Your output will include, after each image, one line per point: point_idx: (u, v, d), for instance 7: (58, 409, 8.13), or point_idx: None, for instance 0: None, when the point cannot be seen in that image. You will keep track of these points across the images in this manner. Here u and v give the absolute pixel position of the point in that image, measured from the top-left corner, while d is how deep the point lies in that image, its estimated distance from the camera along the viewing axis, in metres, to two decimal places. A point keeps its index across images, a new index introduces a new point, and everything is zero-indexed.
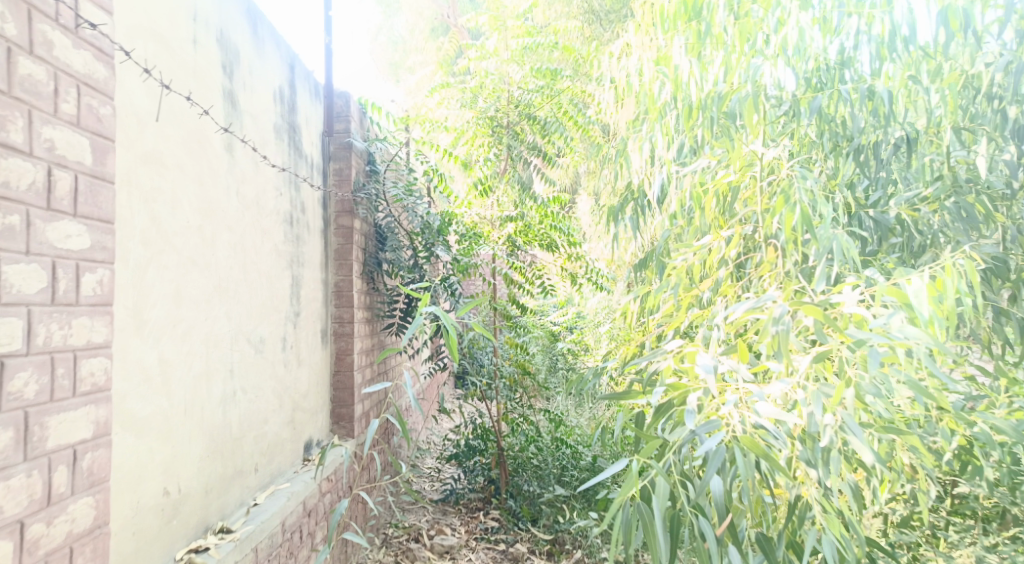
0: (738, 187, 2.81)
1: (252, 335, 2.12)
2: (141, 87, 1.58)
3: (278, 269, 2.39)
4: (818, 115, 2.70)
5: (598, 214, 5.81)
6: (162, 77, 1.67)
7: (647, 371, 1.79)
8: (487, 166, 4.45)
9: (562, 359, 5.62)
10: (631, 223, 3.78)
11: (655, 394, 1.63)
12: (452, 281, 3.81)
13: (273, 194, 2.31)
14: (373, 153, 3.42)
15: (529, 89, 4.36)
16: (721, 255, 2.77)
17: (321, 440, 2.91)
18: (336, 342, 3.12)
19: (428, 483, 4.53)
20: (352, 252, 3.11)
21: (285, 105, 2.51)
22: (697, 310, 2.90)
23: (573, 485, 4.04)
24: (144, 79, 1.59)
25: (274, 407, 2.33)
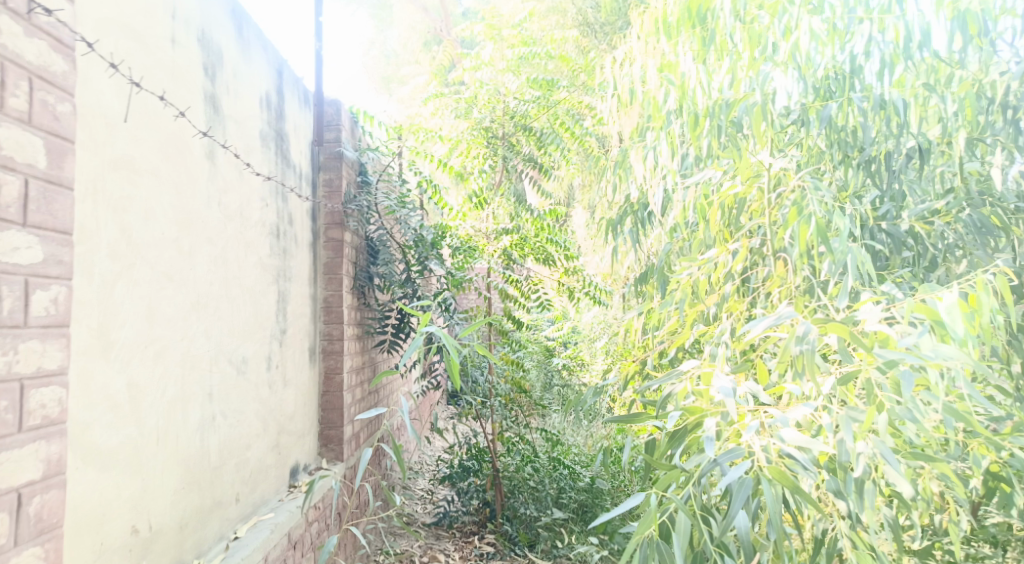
0: (745, 200, 2.76)
1: (233, 355, 1.99)
2: (109, 85, 1.46)
3: (263, 284, 2.26)
4: (828, 125, 2.59)
5: (593, 227, 5.72)
6: (134, 75, 1.54)
7: (661, 394, 1.67)
8: (482, 178, 4.34)
9: (557, 376, 5.50)
10: (630, 236, 3.68)
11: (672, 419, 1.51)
12: (446, 296, 3.68)
13: (258, 204, 2.19)
14: (365, 163, 3.30)
15: (526, 99, 4.24)
16: (727, 270, 2.66)
17: (308, 464, 2.76)
18: (324, 360, 2.98)
19: (420, 506, 4.35)
20: (342, 266, 2.98)
21: (273, 111, 2.38)
22: (702, 326, 2.78)
23: (571, 507, 3.92)
24: (111, 76, 1.47)
25: (258, 431, 2.19)
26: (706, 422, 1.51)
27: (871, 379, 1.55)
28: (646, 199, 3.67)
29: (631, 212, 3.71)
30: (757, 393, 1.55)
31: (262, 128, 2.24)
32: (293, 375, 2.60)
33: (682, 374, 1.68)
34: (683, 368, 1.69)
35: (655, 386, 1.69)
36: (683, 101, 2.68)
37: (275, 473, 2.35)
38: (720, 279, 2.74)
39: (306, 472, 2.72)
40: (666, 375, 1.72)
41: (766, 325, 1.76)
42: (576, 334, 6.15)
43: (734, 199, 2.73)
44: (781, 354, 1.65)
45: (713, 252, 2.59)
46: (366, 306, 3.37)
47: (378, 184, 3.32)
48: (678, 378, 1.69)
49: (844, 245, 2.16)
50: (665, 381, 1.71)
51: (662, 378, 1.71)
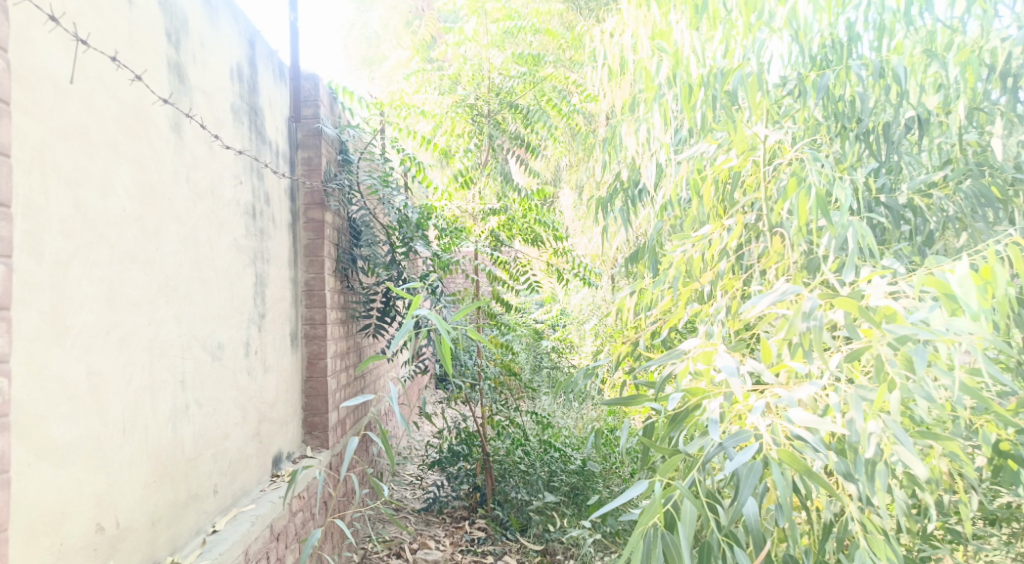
0: (740, 173, 2.66)
1: (208, 341, 1.88)
2: (52, 44, 1.35)
3: (239, 266, 2.15)
4: (825, 95, 2.49)
5: (582, 208, 5.63)
6: (82, 32, 1.43)
7: (659, 375, 1.59)
8: (468, 157, 4.23)
9: (547, 358, 5.39)
10: (620, 214, 3.60)
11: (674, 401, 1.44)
12: (433, 278, 3.56)
13: (231, 181, 2.07)
14: (346, 141, 3.18)
15: (510, 75, 4.15)
16: (723, 246, 2.58)
17: (292, 453, 2.67)
18: (307, 346, 2.87)
19: (410, 492, 4.26)
20: (323, 248, 2.87)
21: (245, 84, 2.26)
22: (697, 305, 2.70)
23: (562, 490, 3.84)
24: (51, 30, 1.35)
25: (237, 420, 2.09)
26: (710, 404, 1.44)
27: (882, 356, 1.47)
28: (638, 176, 3.57)
29: (620, 190, 3.61)
30: (762, 373, 1.47)
31: (233, 101, 2.12)
32: (273, 362, 2.49)
33: (682, 354, 1.60)
34: (683, 348, 1.61)
35: (654, 367, 1.62)
36: (675, 70, 2.58)
37: (257, 463, 2.25)
38: (715, 256, 2.66)
39: (290, 462, 2.62)
40: (665, 355, 1.64)
41: (768, 301, 1.68)
42: (565, 316, 6.08)
43: (728, 173, 2.65)
44: (785, 331, 1.56)
45: (709, 228, 2.50)
46: (350, 290, 3.26)
47: (359, 163, 3.20)
48: (677, 358, 1.61)
49: (846, 218, 2.07)
50: (664, 362, 1.63)
51: (661, 358, 1.63)
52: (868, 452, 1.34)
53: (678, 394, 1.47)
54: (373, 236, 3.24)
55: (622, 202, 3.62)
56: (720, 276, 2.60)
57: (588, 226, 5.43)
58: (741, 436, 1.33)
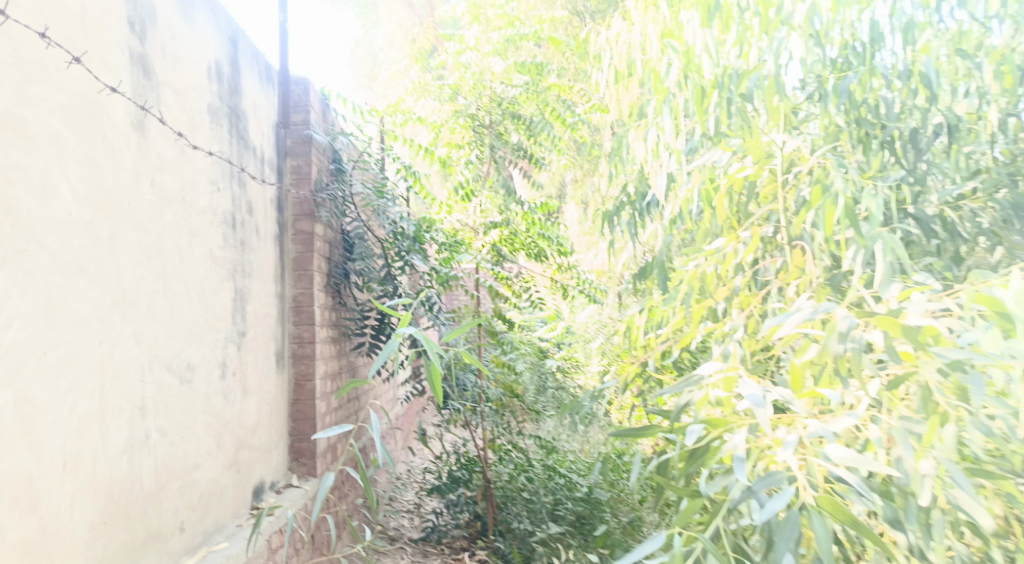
0: (755, 184, 2.47)
1: (175, 362, 1.71)
2: None
3: (214, 280, 1.98)
4: (848, 101, 2.31)
5: (587, 223, 5.48)
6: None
7: (674, 406, 1.43)
8: (469, 168, 4.09)
9: (551, 379, 5.22)
10: (629, 228, 3.43)
11: (693, 437, 1.28)
12: (431, 295, 3.39)
13: (207, 187, 1.92)
14: (339, 150, 3.03)
15: (513, 85, 4.01)
16: (739, 260, 2.40)
17: (276, 481, 2.49)
18: (294, 366, 2.70)
19: (407, 520, 4.04)
20: (312, 261, 2.71)
21: (226, 84, 2.11)
22: (711, 324, 2.53)
23: (568, 519, 3.62)
24: None
25: (211, 448, 1.92)
26: (734, 439, 1.28)
27: (928, 383, 1.29)
28: (647, 188, 3.40)
29: (627, 203, 3.44)
30: (792, 404, 1.31)
31: (211, 102, 1.98)
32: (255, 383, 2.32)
33: (700, 381, 1.45)
34: (700, 374, 1.45)
35: (667, 395, 1.46)
36: (687, 72, 2.42)
37: (234, 495, 2.08)
38: (730, 271, 2.48)
39: (273, 491, 2.44)
40: (681, 382, 1.48)
41: (798, 321, 1.51)
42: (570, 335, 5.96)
43: (743, 182, 2.49)
44: (817, 354, 1.39)
45: (723, 240, 2.33)
46: (343, 307, 3.09)
47: (353, 173, 3.05)
48: (694, 386, 1.45)
49: (876, 230, 1.90)
50: (679, 390, 1.47)
51: (674, 386, 1.47)
52: (922, 497, 1.18)
53: (697, 428, 1.32)
54: (368, 249, 3.08)
55: (631, 216, 3.47)
56: (735, 293, 2.43)
57: (594, 241, 5.24)
58: (773, 479, 1.19)
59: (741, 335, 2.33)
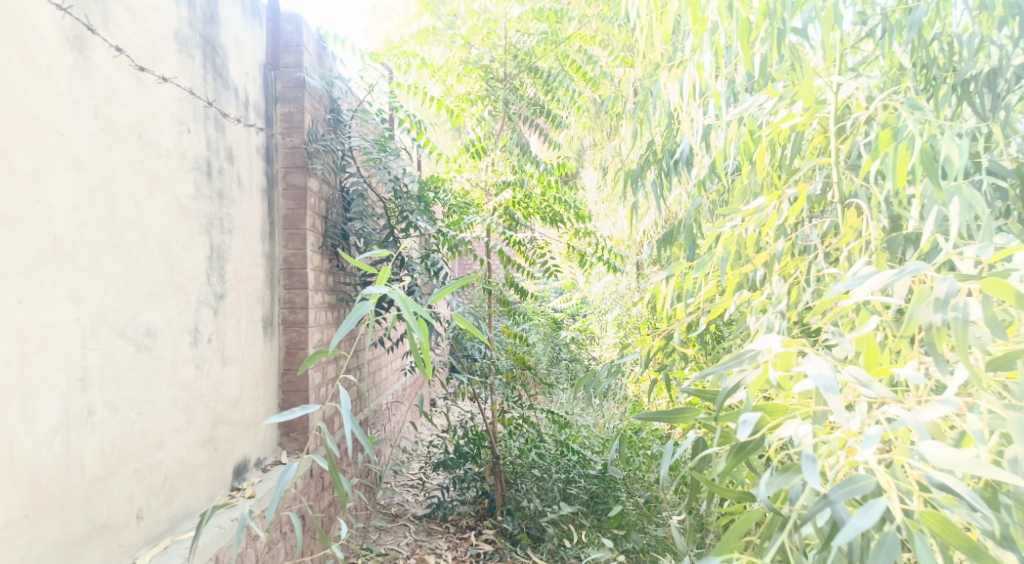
0: (803, 134, 2.21)
1: (126, 328, 1.50)
2: None
3: (183, 235, 1.74)
4: (916, 37, 2.03)
5: (606, 189, 5.24)
6: None
7: (720, 387, 1.17)
8: (481, 125, 3.78)
9: (566, 349, 5.03)
10: (653, 188, 3.18)
11: (747, 428, 1.03)
12: (435, 258, 3.08)
13: (173, 126, 1.68)
14: (337, 98, 2.76)
15: (530, 34, 3.70)
16: (783, 220, 2.12)
17: (263, 459, 2.26)
18: (285, 333, 2.46)
19: (411, 495, 3.82)
20: (305, 218, 2.46)
21: (198, 10, 1.85)
22: (748, 293, 2.26)
23: (581, 499, 3.41)
24: None
25: (178, 425, 1.69)
26: (798, 431, 1.03)
27: None
28: (675, 146, 3.12)
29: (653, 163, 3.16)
30: (872, 388, 1.05)
31: (178, 29, 1.73)
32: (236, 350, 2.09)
33: (755, 356, 1.18)
34: (755, 347, 1.19)
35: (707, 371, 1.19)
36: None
37: (211, 476, 1.85)
38: (773, 233, 2.19)
39: (259, 470, 2.21)
40: (729, 356, 1.22)
41: (875, 284, 1.23)
42: (586, 306, 5.83)
43: (788, 133, 2.21)
44: (900, 326, 1.13)
45: (764, 199, 2.06)
46: (341, 269, 2.84)
47: (353, 123, 2.78)
48: (748, 361, 1.19)
49: (956, 180, 1.63)
50: (725, 365, 1.21)
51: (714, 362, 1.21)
52: None
53: (753, 416, 1.06)
54: (367, 207, 2.81)
55: (659, 174, 3.18)
56: (778, 259, 2.15)
57: (614, 206, 4.96)
58: (855, 486, 0.97)
59: (786, 306, 2.07)
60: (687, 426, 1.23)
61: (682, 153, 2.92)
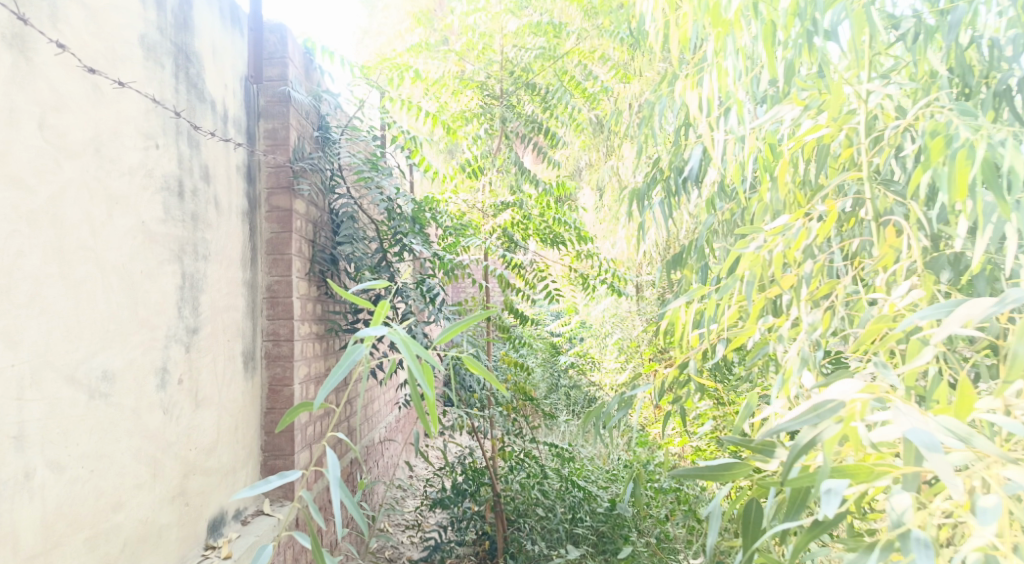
0: (830, 147, 2.04)
1: (78, 373, 1.34)
2: None
3: (152, 264, 1.55)
4: (955, 40, 1.86)
5: (605, 209, 5.09)
6: None
7: (792, 443, 1.16)
8: (477, 145, 3.62)
9: (566, 376, 4.85)
10: (661, 208, 3.02)
11: (834, 504, 1.08)
12: (430, 282, 2.88)
13: (138, 140, 1.50)
14: (326, 114, 2.57)
15: (527, 49, 3.54)
16: (813, 239, 1.94)
17: (243, 509, 2.05)
18: (268, 368, 2.26)
19: (406, 537, 3.59)
20: (291, 243, 2.26)
21: (169, 14, 1.67)
22: (772, 320, 2.08)
23: (589, 541, 3.22)
24: None
25: (141, 480, 1.49)
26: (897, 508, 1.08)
27: None
28: (683, 163, 2.95)
29: (659, 180, 3.02)
30: (974, 446, 1.06)
31: (146, 34, 1.56)
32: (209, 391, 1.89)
33: (834, 411, 1.17)
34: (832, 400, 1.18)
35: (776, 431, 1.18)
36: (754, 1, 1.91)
37: (181, 535, 1.64)
38: (799, 254, 2.00)
39: (238, 523, 2.00)
40: (804, 409, 1.20)
41: (970, 315, 1.22)
42: (585, 330, 5.66)
43: (813, 146, 2.04)
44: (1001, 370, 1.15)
45: (791, 217, 1.88)
46: (329, 298, 2.63)
47: (343, 140, 2.60)
48: (826, 416, 1.17)
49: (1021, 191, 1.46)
50: (800, 419, 1.19)
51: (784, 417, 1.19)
52: None
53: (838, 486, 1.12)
54: (358, 230, 2.62)
55: (667, 192, 3.01)
56: (807, 283, 1.97)
57: (613, 227, 4.80)
58: None
59: (819, 333, 1.88)
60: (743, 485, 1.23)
61: (691, 169, 2.75)
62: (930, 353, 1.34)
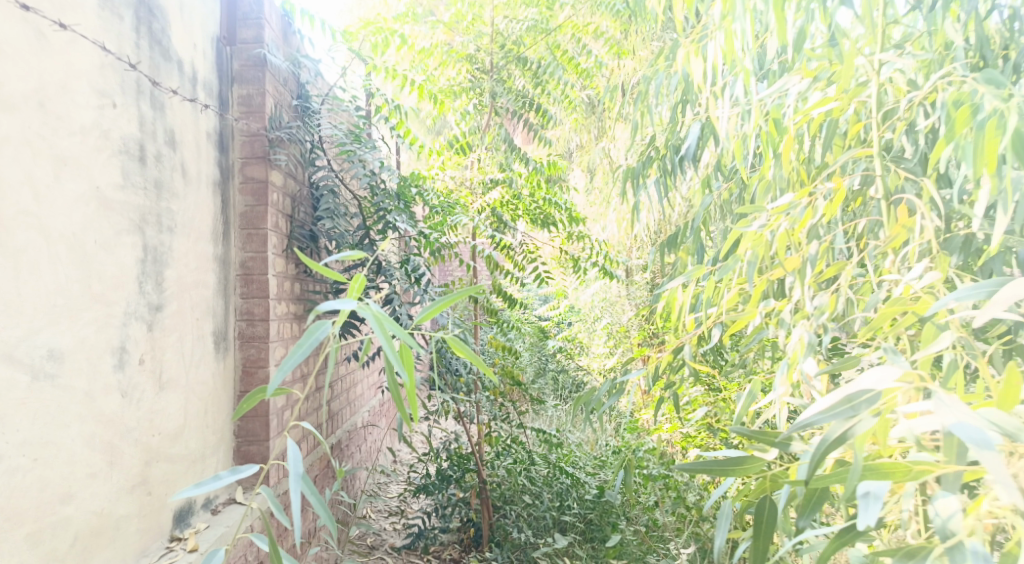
0: (838, 122, 1.93)
1: (16, 352, 1.24)
2: None
3: (112, 234, 1.43)
4: (978, 8, 1.74)
5: (598, 191, 4.97)
6: None
7: (822, 440, 1.10)
8: (465, 120, 3.49)
9: (554, 361, 4.76)
10: (656, 188, 2.91)
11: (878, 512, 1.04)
12: (415, 261, 2.75)
13: (92, 97, 1.38)
14: (306, 82, 2.44)
15: (519, 20, 3.40)
16: (819, 218, 1.84)
17: (214, 499, 1.93)
18: (242, 349, 2.13)
19: (388, 524, 3.49)
20: (266, 217, 2.13)
21: None
22: (774, 303, 1.98)
23: (576, 530, 3.12)
24: None
25: (95, 469, 1.38)
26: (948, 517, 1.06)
27: None
28: (679, 140, 2.84)
29: (654, 159, 2.91)
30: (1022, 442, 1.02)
31: None
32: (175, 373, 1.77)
33: (869, 403, 1.11)
34: (867, 392, 1.11)
35: (805, 426, 1.12)
36: None
37: (142, 528, 1.53)
38: (804, 234, 1.90)
39: (208, 512, 1.88)
40: (833, 400, 1.13)
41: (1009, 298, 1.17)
42: (574, 314, 5.57)
43: (820, 120, 1.93)
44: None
45: (797, 195, 1.78)
46: (308, 277, 2.50)
47: (323, 110, 2.47)
48: (861, 408, 1.11)
49: None
50: (829, 411, 1.12)
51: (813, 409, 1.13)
52: None
53: (877, 489, 1.10)
54: (339, 206, 2.49)
55: (662, 171, 2.90)
56: (812, 264, 1.87)
57: (604, 209, 4.69)
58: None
59: (825, 318, 1.78)
60: (752, 479, 1.22)
61: (688, 146, 2.64)
62: (949, 338, 1.27)
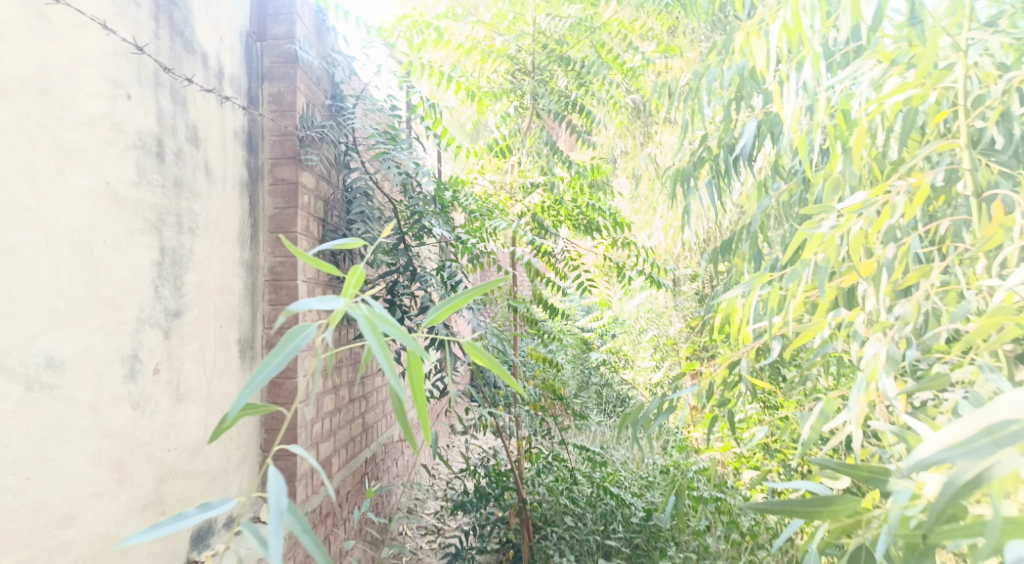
0: (915, 112, 1.75)
1: (10, 359, 1.18)
2: None
3: (120, 233, 1.36)
4: None
5: (643, 198, 4.80)
6: None
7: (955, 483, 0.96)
8: (506, 123, 3.37)
9: (597, 373, 4.60)
10: (707, 191, 2.74)
11: None
12: (451, 268, 2.61)
13: (103, 87, 1.33)
14: (341, 81, 2.34)
15: (562, 19, 3.27)
16: (897, 218, 1.65)
17: (239, 517, 1.83)
18: (270, 359, 2.03)
19: (424, 542, 3.35)
20: (296, 220, 2.03)
21: None
22: (841, 313, 1.81)
23: (622, 555, 2.94)
24: None
25: (99, 488, 1.31)
26: None
27: None
28: (733, 140, 2.66)
29: (706, 161, 2.74)
30: None
31: None
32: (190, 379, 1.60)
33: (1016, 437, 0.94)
34: (1012, 423, 0.94)
35: (930, 465, 0.97)
36: None
37: (154, 550, 1.44)
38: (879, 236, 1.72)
39: (230, 531, 1.78)
40: (968, 431, 0.96)
41: None
42: (618, 325, 5.41)
43: (896, 110, 1.75)
44: None
45: (871, 192, 1.60)
46: (341, 284, 2.39)
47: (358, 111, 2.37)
48: (1005, 445, 0.94)
49: None
50: (963, 446, 0.96)
51: (943, 440, 0.98)
52: None
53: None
54: (373, 209, 2.39)
55: (714, 174, 2.73)
56: (890, 270, 1.68)
57: (650, 216, 4.52)
58: None
59: (910, 330, 1.58)
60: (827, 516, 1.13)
61: (743, 147, 2.46)
62: None
